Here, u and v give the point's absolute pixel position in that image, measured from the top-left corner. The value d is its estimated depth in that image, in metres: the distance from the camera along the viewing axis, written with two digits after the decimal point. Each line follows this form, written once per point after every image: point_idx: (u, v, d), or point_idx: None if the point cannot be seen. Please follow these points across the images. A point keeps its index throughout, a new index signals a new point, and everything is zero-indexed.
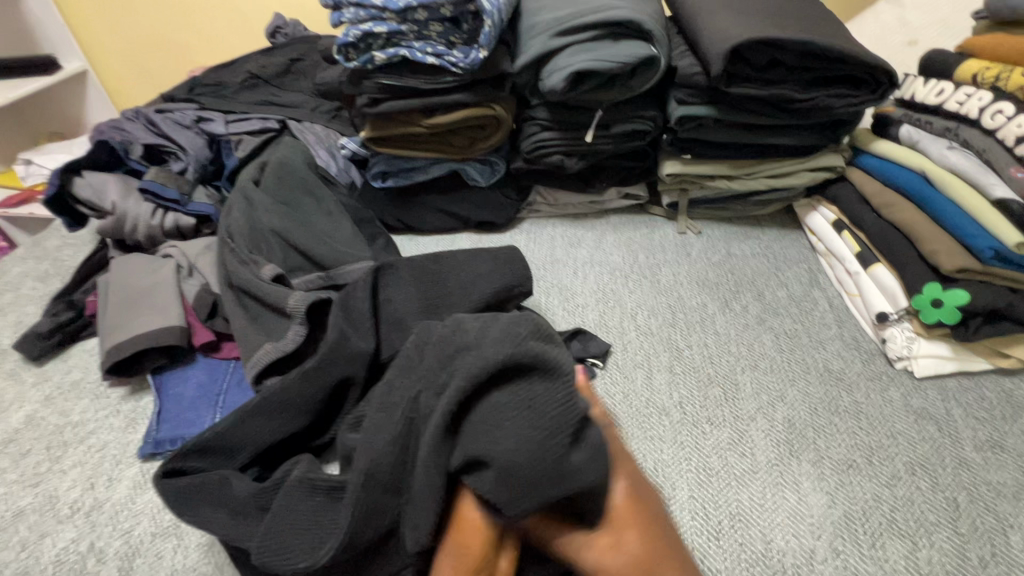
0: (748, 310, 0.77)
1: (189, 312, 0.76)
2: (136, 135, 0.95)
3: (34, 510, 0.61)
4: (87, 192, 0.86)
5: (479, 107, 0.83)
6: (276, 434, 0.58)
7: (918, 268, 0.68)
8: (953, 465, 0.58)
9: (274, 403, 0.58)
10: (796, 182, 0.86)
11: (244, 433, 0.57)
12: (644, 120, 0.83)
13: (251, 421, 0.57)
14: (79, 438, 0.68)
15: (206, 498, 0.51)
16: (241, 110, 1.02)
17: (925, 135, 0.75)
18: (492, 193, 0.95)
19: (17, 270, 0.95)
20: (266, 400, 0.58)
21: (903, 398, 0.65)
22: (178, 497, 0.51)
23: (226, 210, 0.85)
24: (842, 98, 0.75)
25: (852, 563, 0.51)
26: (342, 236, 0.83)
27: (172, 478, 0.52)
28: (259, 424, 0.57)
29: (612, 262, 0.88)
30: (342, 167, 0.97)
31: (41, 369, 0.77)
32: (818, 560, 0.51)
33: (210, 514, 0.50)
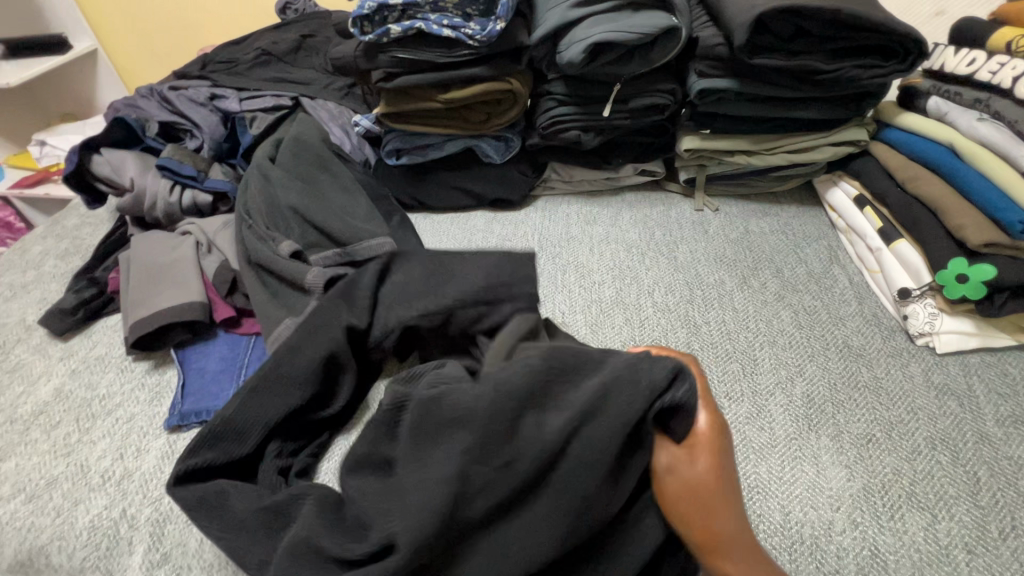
0: (767, 287, 0.77)
1: (210, 288, 0.77)
2: (151, 112, 0.95)
3: (66, 478, 0.62)
4: (105, 170, 0.86)
5: (495, 81, 0.81)
6: (282, 411, 0.58)
7: (943, 243, 0.67)
8: (974, 440, 0.58)
9: (271, 381, 0.59)
10: (818, 157, 0.84)
11: (249, 413, 0.57)
12: (663, 94, 0.82)
13: (254, 398, 0.58)
14: (106, 410, 0.69)
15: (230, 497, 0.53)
16: (254, 87, 1.02)
17: (954, 107, 0.73)
18: (507, 170, 0.94)
19: (39, 248, 0.97)
20: (266, 375, 0.59)
21: (924, 373, 0.64)
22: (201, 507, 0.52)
23: (244, 187, 0.86)
24: (870, 69, 0.72)
25: (871, 534, 0.51)
26: (358, 213, 0.83)
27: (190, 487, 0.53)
28: (264, 401, 0.58)
29: (628, 238, 0.87)
30: (356, 144, 0.98)
31: (66, 344, 0.79)
32: (837, 531, 0.52)
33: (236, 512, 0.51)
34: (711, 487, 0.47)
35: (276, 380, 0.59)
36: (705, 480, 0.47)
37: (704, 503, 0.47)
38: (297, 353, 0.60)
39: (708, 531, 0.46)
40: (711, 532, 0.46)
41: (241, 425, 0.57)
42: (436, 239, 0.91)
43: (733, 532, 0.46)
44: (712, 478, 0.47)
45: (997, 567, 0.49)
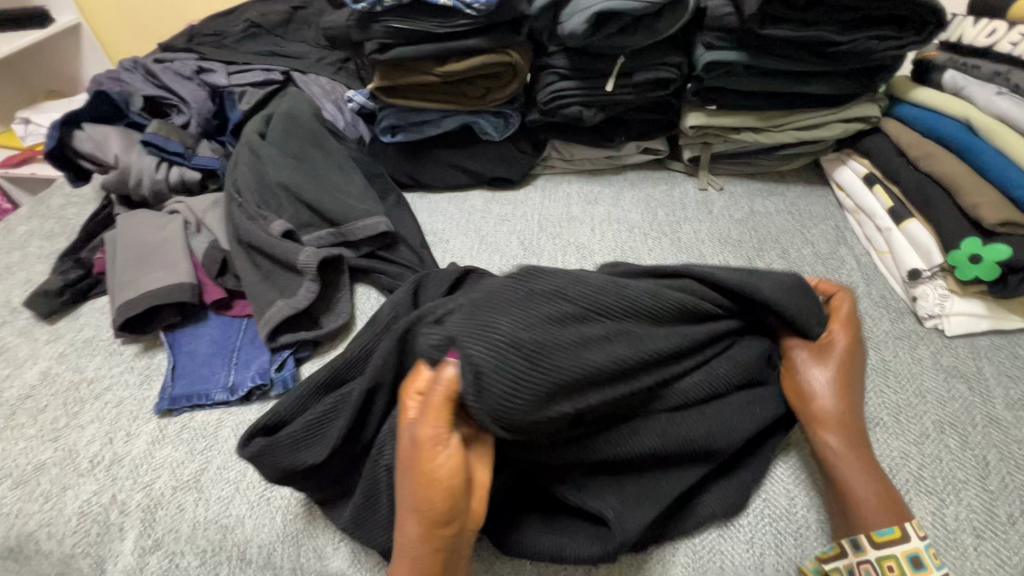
0: (773, 268, 0.75)
1: (200, 269, 0.74)
2: (135, 86, 0.91)
3: (55, 463, 0.61)
4: (88, 146, 0.83)
5: (494, 54, 0.78)
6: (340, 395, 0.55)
7: (956, 223, 0.65)
8: (983, 423, 0.56)
9: (337, 379, 0.54)
10: (826, 134, 0.82)
11: (313, 406, 0.54)
12: (669, 67, 0.79)
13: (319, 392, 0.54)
14: (94, 394, 0.67)
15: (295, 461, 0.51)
16: (243, 61, 0.98)
17: (971, 81, 0.71)
18: (506, 148, 0.91)
19: (22, 228, 0.94)
20: (339, 375, 0.54)
21: (932, 356, 0.63)
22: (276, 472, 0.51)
23: (233, 164, 0.83)
24: (885, 40, 0.70)
25: None
26: (353, 191, 0.80)
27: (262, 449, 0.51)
28: (326, 395, 0.54)
29: (631, 219, 0.85)
30: (350, 120, 0.94)
31: (52, 326, 0.76)
32: None
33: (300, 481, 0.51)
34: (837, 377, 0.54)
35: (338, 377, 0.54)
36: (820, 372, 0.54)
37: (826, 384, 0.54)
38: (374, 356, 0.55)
39: (813, 411, 0.53)
40: (817, 412, 0.52)
41: (300, 405, 0.53)
42: (433, 220, 0.88)
43: (837, 412, 0.52)
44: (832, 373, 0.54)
45: (1005, 552, 0.48)
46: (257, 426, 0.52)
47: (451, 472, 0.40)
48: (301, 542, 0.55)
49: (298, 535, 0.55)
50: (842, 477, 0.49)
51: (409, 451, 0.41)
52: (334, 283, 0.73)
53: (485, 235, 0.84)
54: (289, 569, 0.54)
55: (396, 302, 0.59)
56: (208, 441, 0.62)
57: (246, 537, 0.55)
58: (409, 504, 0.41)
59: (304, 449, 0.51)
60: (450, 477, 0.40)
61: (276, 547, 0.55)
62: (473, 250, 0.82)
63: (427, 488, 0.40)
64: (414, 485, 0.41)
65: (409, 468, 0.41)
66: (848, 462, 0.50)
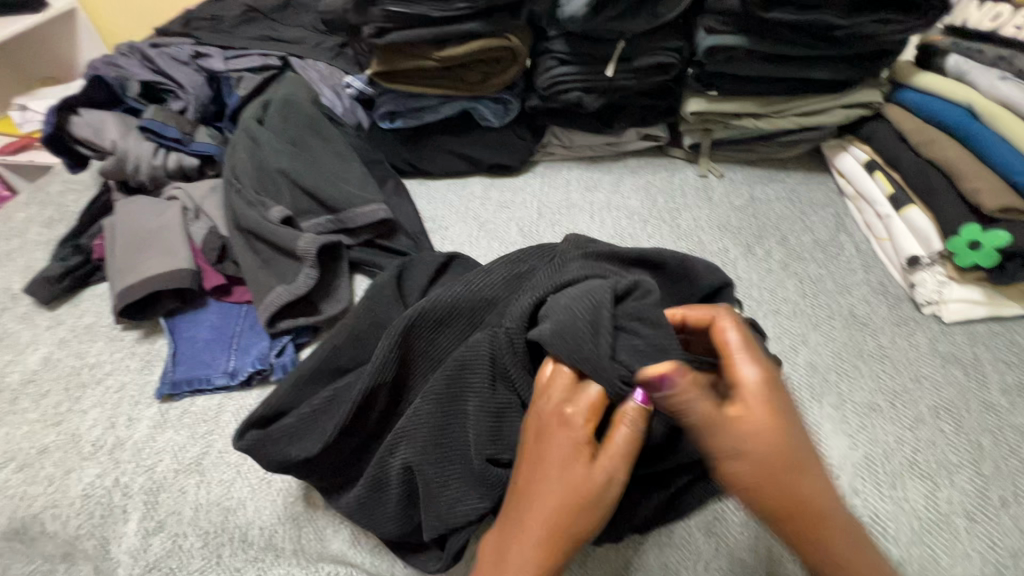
0: (772, 255, 0.75)
1: (199, 255, 0.74)
2: (131, 71, 0.91)
3: (58, 447, 0.61)
4: (85, 132, 0.83)
5: (493, 38, 0.78)
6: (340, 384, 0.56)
7: (956, 209, 0.65)
8: (978, 409, 0.57)
9: (331, 366, 0.56)
10: (829, 120, 0.81)
11: (305, 393, 0.54)
12: (669, 52, 0.78)
13: (310, 379, 0.55)
14: (96, 379, 0.68)
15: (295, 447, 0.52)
16: (240, 46, 0.97)
17: (974, 66, 0.70)
18: (505, 134, 0.91)
19: (21, 215, 0.93)
20: (325, 362, 0.55)
21: (930, 342, 0.63)
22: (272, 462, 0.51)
23: (231, 150, 0.82)
24: (887, 24, 0.69)
25: (872, 503, 0.51)
26: (351, 177, 0.80)
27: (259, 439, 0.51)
28: (319, 381, 0.55)
29: (630, 206, 0.85)
30: (348, 106, 0.93)
31: (53, 313, 0.77)
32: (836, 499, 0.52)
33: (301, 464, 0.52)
34: (787, 445, 0.40)
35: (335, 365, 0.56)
36: (771, 443, 0.40)
37: (789, 464, 0.39)
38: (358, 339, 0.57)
39: (794, 506, 0.39)
40: (798, 506, 0.39)
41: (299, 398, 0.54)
42: (432, 207, 0.88)
43: (819, 492, 0.40)
44: (778, 437, 0.40)
45: (996, 533, 0.49)
46: (253, 418, 0.52)
47: (602, 489, 0.41)
48: (302, 523, 0.56)
49: (299, 518, 0.56)
50: (846, 573, 0.38)
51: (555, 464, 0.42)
52: (333, 269, 0.73)
53: (485, 222, 0.84)
54: (291, 550, 0.55)
55: (381, 284, 0.62)
56: (209, 425, 0.62)
57: (248, 519, 0.56)
58: (547, 523, 0.40)
59: (303, 440, 0.52)
60: (606, 495, 0.41)
61: (277, 529, 0.55)
62: (472, 237, 0.82)
63: (584, 507, 0.40)
64: (562, 495, 0.41)
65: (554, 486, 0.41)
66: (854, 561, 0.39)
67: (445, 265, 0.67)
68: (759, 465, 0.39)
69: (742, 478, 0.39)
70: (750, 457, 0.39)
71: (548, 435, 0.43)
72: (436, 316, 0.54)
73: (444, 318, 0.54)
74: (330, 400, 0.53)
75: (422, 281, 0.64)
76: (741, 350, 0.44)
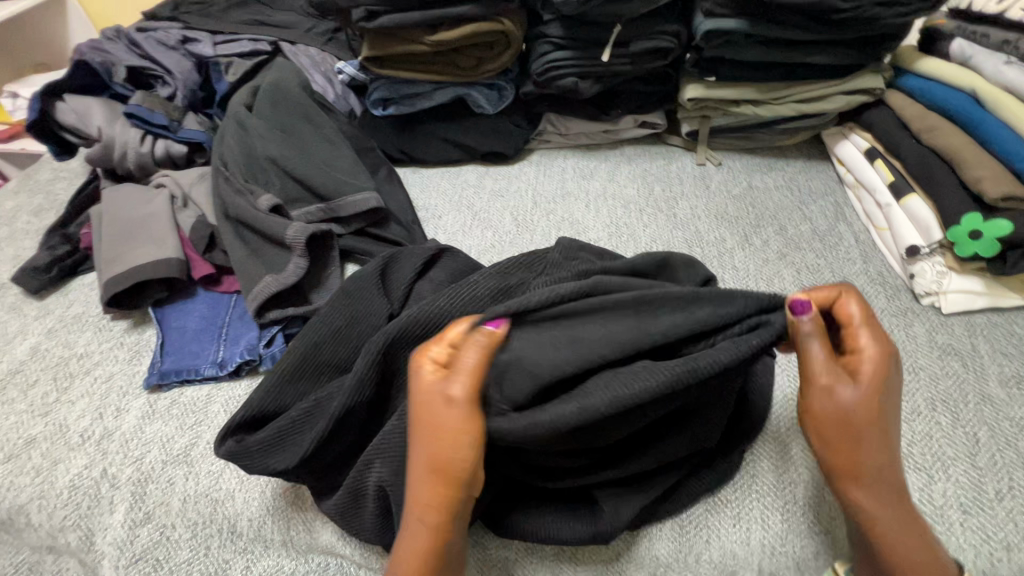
0: (769, 245, 0.74)
1: (187, 244, 0.73)
2: (118, 56, 0.89)
3: (45, 438, 0.61)
4: (72, 119, 0.81)
5: (486, 22, 0.76)
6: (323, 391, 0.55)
7: (958, 198, 0.63)
8: (975, 401, 0.56)
9: (311, 364, 0.54)
10: (829, 107, 0.79)
11: (286, 396, 0.53)
12: (667, 36, 0.77)
13: (290, 382, 0.53)
14: (84, 369, 0.67)
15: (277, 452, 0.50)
16: (230, 31, 0.95)
17: (979, 50, 0.69)
18: (500, 121, 0.89)
19: (10, 203, 0.92)
20: (304, 363, 0.54)
21: (928, 333, 0.62)
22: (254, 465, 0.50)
23: (220, 137, 0.81)
24: (892, 6, 0.67)
25: None
26: (341, 165, 0.78)
27: (239, 448, 0.50)
28: (299, 385, 0.54)
29: (626, 194, 0.83)
30: (340, 92, 0.92)
31: (41, 302, 0.76)
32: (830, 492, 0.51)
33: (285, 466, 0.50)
34: (871, 416, 0.42)
35: (317, 362, 0.55)
36: (865, 404, 0.42)
37: (858, 432, 0.42)
38: (337, 335, 0.56)
39: (852, 467, 0.42)
40: (857, 468, 0.42)
41: (277, 403, 0.52)
42: (426, 196, 0.87)
43: (882, 468, 0.42)
44: (871, 402, 0.42)
45: (991, 527, 0.48)
46: (231, 427, 0.51)
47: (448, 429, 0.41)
48: (290, 515, 0.55)
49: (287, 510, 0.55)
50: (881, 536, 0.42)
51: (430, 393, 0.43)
52: (323, 258, 0.72)
53: (478, 211, 0.83)
54: (279, 541, 0.55)
55: (363, 276, 0.60)
56: (198, 416, 0.62)
57: (236, 511, 0.55)
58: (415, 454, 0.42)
59: (279, 450, 0.50)
60: (456, 420, 0.41)
61: (266, 520, 0.55)
62: (466, 226, 0.80)
63: (433, 439, 0.41)
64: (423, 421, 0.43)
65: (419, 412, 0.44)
66: (897, 529, 0.42)
67: (435, 257, 0.64)
68: (837, 420, 0.42)
69: (817, 422, 0.43)
70: (830, 409, 0.42)
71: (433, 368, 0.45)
72: (421, 330, 0.51)
73: (433, 332, 0.52)
74: (310, 414, 0.51)
75: (407, 274, 0.62)
76: (873, 322, 0.44)
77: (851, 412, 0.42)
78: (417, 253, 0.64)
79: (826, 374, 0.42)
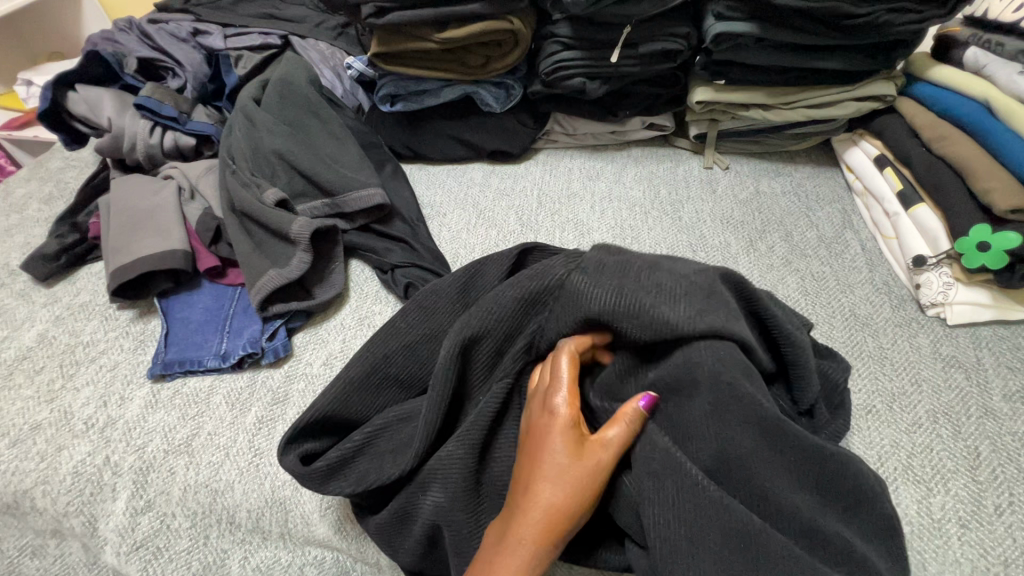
0: (774, 251, 0.73)
1: (193, 236, 0.74)
2: (130, 47, 0.89)
3: (50, 424, 0.62)
4: (83, 109, 0.82)
5: (495, 20, 0.76)
6: (387, 406, 0.54)
7: (968, 208, 0.63)
8: (977, 414, 0.55)
9: (379, 375, 0.54)
10: (838, 112, 0.79)
11: (355, 405, 0.52)
12: (677, 38, 0.76)
13: (360, 391, 0.53)
14: (90, 357, 0.68)
15: (357, 463, 0.50)
16: (241, 24, 0.95)
17: (994, 59, 0.68)
18: (507, 120, 0.89)
19: (21, 191, 0.93)
20: (373, 370, 0.53)
21: (932, 345, 0.62)
22: (327, 473, 0.49)
23: (228, 129, 0.82)
24: (905, 13, 0.66)
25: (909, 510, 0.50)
26: (346, 161, 0.78)
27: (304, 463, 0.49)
28: (371, 394, 0.53)
29: (632, 196, 0.83)
30: (348, 88, 0.92)
31: (49, 290, 0.76)
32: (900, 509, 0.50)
33: (362, 470, 0.49)
34: (574, 473, 0.41)
35: (386, 374, 0.54)
36: (561, 462, 0.41)
37: (567, 485, 0.40)
38: (410, 350, 0.55)
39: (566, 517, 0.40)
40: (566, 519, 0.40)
41: (345, 416, 0.52)
42: (431, 193, 0.87)
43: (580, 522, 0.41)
44: (564, 455, 0.41)
45: (988, 543, 0.47)
46: (293, 435, 0.50)
47: (573, 463, 0.41)
48: (287, 508, 0.55)
49: (285, 502, 0.55)
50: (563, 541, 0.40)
51: (581, 482, 0.41)
52: (327, 252, 0.73)
53: (483, 210, 0.83)
54: (277, 534, 0.56)
55: (445, 291, 0.57)
56: (200, 407, 0.62)
57: (236, 502, 0.56)
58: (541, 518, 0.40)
59: (340, 476, 0.49)
60: (575, 467, 0.41)
61: (263, 512, 0.56)
62: (470, 225, 0.80)
63: (541, 476, 0.41)
64: (566, 501, 0.40)
65: (550, 485, 0.40)
66: None
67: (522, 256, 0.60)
68: (564, 473, 0.41)
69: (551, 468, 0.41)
70: (559, 462, 0.41)
71: (537, 421, 0.44)
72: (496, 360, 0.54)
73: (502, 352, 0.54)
74: (371, 435, 0.51)
75: (495, 277, 0.58)
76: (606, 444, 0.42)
77: (562, 460, 0.41)
78: (497, 258, 0.60)
79: (543, 419, 0.43)
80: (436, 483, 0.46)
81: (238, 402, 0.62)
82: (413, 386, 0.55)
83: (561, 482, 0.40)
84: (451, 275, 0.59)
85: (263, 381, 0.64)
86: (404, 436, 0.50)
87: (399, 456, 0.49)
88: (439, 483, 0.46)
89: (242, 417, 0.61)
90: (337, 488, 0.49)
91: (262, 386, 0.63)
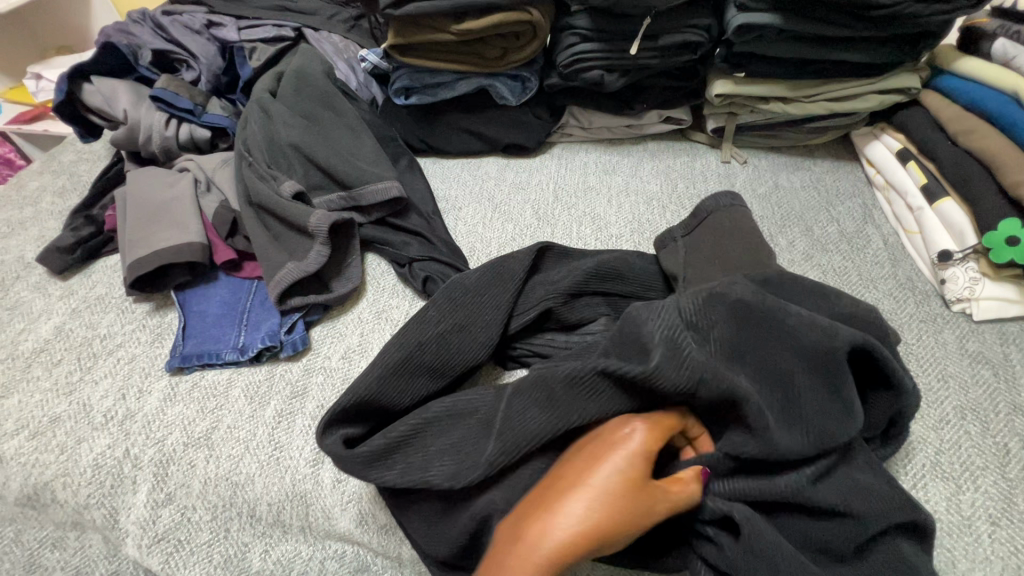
0: (795, 246, 0.72)
1: (210, 229, 0.73)
2: (144, 39, 0.89)
3: (69, 416, 0.61)
4: (98, 101, 0.82)
5: (513, 12, 0.75)
6: (421, 396, 0.54)
7: (995, 203, 0.62)
8: (1006, 411, 0.55)
9: (413, 363, 0.53)
10: (860, 106, 0.78)
11: (389, 392, 0.52)
12: (697, 30, 0.76)
13: (394, 379, 0.52)
14: (108, 350, 0.68)
15: (399, 454, 0.49)
16: (254, 16, 0.94)
17: (1022, 51, 0.67)
18: (522, 113, 0.88)
19: (35, 184, 0.93)
20: (407, 358, 0.53)
21: (957, 340, 0.61)
22: (368, 462, 0.48)
23: (244, 122, 0.81)
24: (933, 4, 0.65)
25: (941, 508, 0.49)
26: (363, 153, 0.78)
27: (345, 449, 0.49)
28: (403, 383, 0.53)
29: (649, 189, 0.82)
30: (362, 81, 0.92)
31: (65, 283, 0.76)
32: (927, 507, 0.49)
33: (406, 462, 0.48)
34: (626, 503, 0.39)
35: (416, 363, 0.54)
36: (616, 485, 0.40)
37: (613, 510, 0.39)
38: (442, 340, 0.55)
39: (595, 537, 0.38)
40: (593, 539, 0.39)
41: (381, 403, 0.51)
42: (446, 186, 0.86)
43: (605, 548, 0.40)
44: (622, 480, 0.40)
45: (1020, 540, 0.47)
46: (332, 418, 0.50)
47: (629, 490, 0.40)
48: (308, 502, 0.55)
49: (306, 496, 0.55)
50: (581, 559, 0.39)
51: (629, 516, 0.39)
52: (344, 246, 0.73)
53: (499, 204, 0.82)
54: (298, 527, 0.56)
55: (473, 281, 0.58)
56: (219, 400, 0.62)
57: (256, 495, 0.56)
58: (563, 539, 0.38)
59: (381, 466, 0.48)
60: (634, 494, 0.40)
61: (284, 506, 0.55)
62: (487, 219, 0.80)
63: (587, 491, 0.40)
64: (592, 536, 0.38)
65: (591, 512, 0.39)
66: None
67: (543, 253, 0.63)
68: (614, 497, 0.39)
69: (602, 484, 0.40)
70: (619, 488, 0.40)
71: (604, 443, 0.43)
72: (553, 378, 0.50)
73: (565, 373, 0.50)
74: (418, 428, 0.50)
75: (520, 268, 0.60)
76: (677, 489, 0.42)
77: (617, 481, 0.40)
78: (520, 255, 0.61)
79: (612, 440, 0.43)
80: (499, 478, 0.46)
81: (257, 395, 0.62)
82: (442, 377, 0.55)
83: (608, 503, 0.39)
84: (476, 269, 0.60)
85: (282, 374, 0.64)
86: (452, 434, 0.49)
87: (451, 454, 0.48)
88: (502, 476, 0.46)
89: (261, 410, 0.61)
90: (383, 477, 0.48)
91: (280, 379, 0.63)
